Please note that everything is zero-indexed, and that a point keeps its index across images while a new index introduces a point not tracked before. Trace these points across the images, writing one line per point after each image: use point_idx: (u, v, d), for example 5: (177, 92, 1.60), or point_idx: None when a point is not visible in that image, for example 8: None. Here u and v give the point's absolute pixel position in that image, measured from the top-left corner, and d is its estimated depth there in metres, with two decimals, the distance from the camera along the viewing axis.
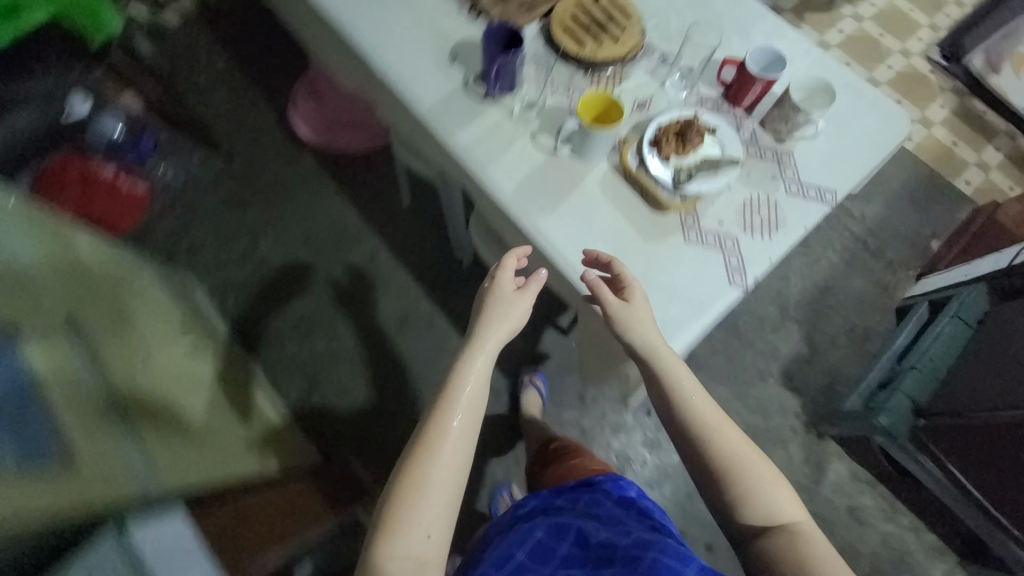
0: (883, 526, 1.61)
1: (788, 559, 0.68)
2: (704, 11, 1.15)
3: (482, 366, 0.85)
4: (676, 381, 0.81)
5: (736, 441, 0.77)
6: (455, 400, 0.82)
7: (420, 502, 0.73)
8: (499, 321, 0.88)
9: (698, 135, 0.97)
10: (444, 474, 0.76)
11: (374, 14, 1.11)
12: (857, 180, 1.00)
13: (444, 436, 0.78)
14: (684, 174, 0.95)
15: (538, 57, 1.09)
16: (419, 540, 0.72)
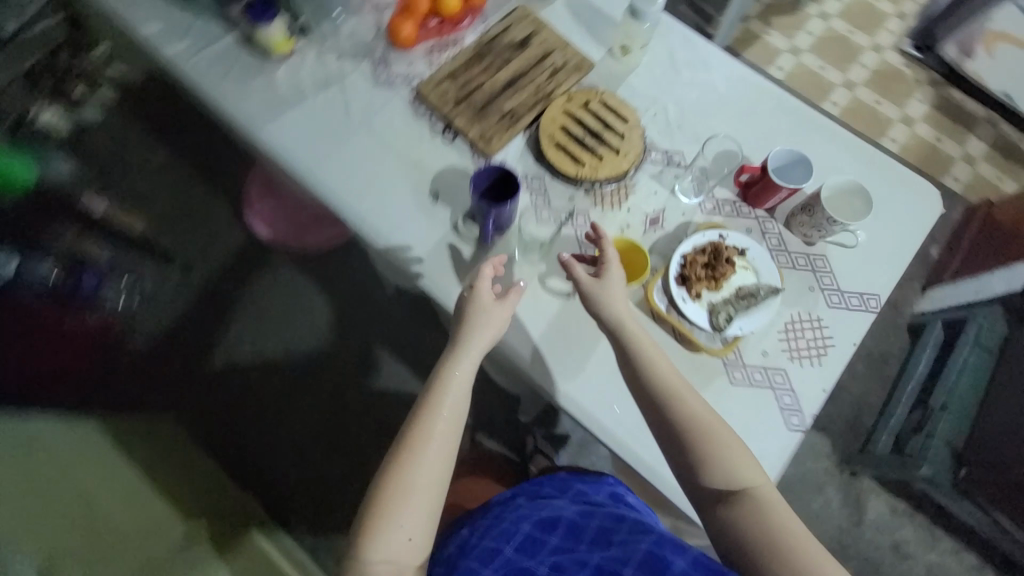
0: (928, 557, 1.57)
1: (752, 528, 0.68)
2: (701, 91, 1.03)
3: (468, 369, 0.80)
4: (650, 358, 0.78)
5: (706, 412, 0.75)
6: (440, 405, 0.76)
7: (401, 506, 0.70)
8: (486, 330, 0.81)
9: (729, 266, 0.87)
10: (426, 481, 0.72)
11: (339, 151, 0.97)
12: (898, 274, 0.92)
13: (428, 440, 0.74)
14: (723, 316, 0.85)
15: (532, 180, 0.96)
16: (397, 543, 0.68)
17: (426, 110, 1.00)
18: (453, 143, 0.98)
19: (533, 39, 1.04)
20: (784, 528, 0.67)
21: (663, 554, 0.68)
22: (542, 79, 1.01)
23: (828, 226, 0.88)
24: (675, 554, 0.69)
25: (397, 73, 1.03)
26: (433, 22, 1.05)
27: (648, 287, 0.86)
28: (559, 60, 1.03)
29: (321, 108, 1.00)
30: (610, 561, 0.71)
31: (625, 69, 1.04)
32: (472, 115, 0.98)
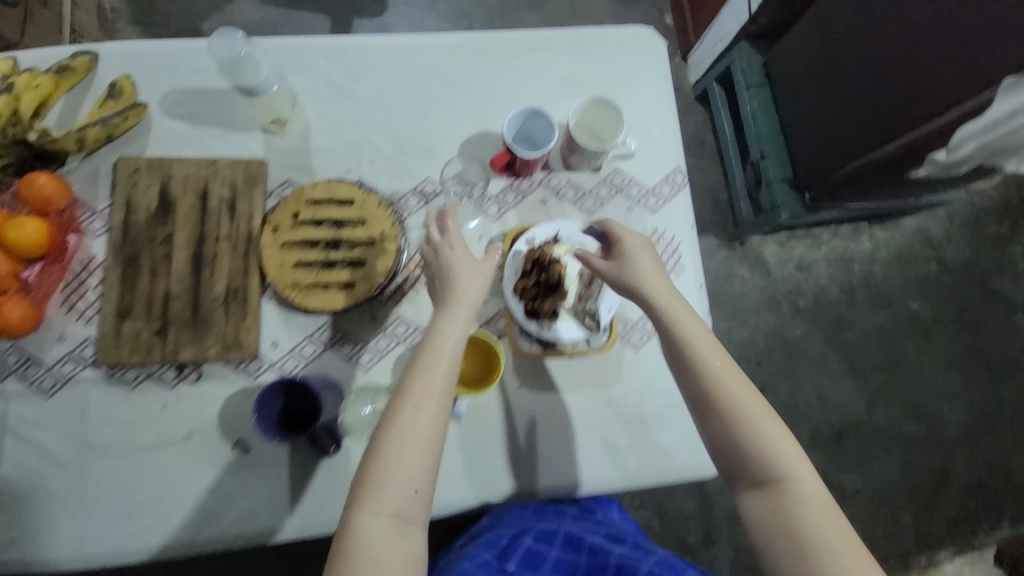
0: (820, 252, 1.85)
1: (776, 519, 0.59)
2: (388, 100, 0.85)
3: (463, 316, 0.65)
4: (688, 337, 0.65)
5: (709, 351, 0.65)
6: (438, 351, 0.62)
7: (395, 461, 0.57)
8: (463, 281, 0.67)
9: (558, 265, 0.76)
10: (422, 430, 0.58)
11: (92, 495, 0.72)
12: (678, 135, 0.89)
13: (420, 393, 0.59)
14: (589, 315, 0.77)
15: (321, 334, 0.78)
16: (401, 497, 0.57)
17: (135, 370, 0.74)
18: (203, 375, 0.75)
19: (171, 189, 0.76)
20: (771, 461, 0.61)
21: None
22: (226, 226, 0.76)
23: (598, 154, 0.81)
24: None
25: (58, 359, 0.73)
26: (32, 269, 0.73)
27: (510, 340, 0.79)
28: (222, 189, 0.77)
29: (20, 474, 0.71)
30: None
31: (300, 137, 0.82)
32: (191, 332, 0.74)
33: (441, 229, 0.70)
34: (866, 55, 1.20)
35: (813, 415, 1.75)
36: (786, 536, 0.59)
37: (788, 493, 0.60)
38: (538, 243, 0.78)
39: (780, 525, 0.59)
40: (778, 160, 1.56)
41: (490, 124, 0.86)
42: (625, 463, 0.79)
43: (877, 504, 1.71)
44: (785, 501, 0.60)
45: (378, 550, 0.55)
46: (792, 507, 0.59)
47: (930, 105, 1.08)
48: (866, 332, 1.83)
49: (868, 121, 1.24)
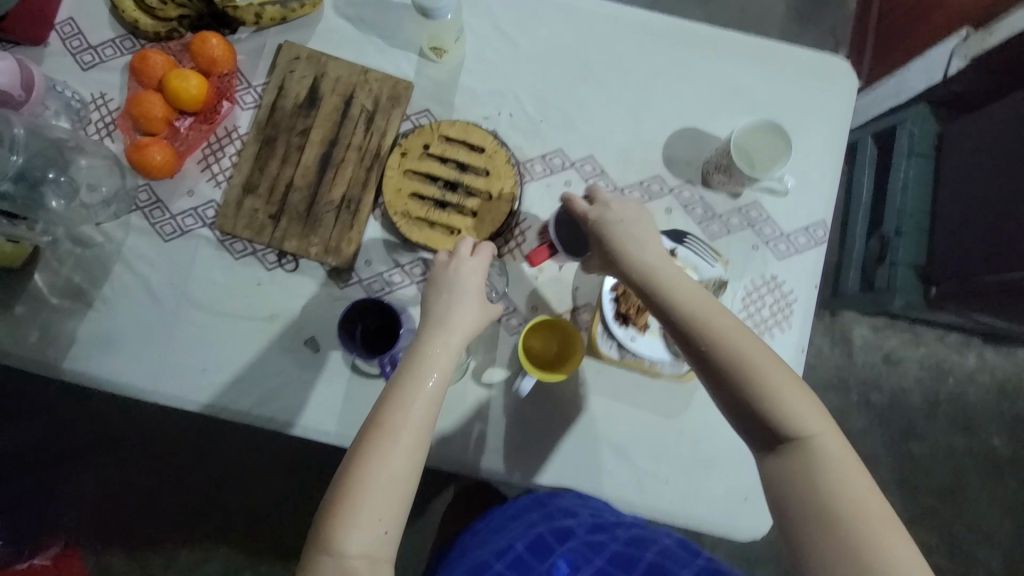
0: (914, 351, 1.68)
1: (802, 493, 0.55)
2: (545, 60, 0.82)
3: (450, 348, 0.63)
4: (681, 292, 0.62)
5: (708, 313, 0.60)
6: (422, 382, 0.61)
7: (365, 502, 0.56)
8: (466, 306, 0.65)
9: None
10: (396, 470, 0.58)
11: (177, 341, 0.77)
12: (835, 186, 0.81)
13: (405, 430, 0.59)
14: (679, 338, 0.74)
15: (412, 268, 0.79)
16: (373, 539, 0.56)
17: (244, 243, 0.78)
18: (300, 268, 0.78)
19: (320, 86, 0.78)
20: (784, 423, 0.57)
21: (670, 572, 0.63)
22: (360, 136, 0.78)
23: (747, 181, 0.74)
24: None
25: (182, 211, 0.79)
26: (183, 122, 0.78)
27: (591, 339, 0.76)
28: (367, 99, 0.78)
29: (123, 301, 0.78)
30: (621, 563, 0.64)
31: (452, 71, 0.81)
32: (300, 226, 0.76)
33: (474, 246, 0.69)
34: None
35: None
36: (816, 517, 0.54)
37: (805, 450, 0.56)
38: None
39: (800, 492, 0.55)
40: (912, 243, 1.40)
41: (640, 115, 0.82)
42: (661, 496, 0.76)
43: None
44: (804, 463, 0.56)
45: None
46: (810, 464, 0.55)
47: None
48: (932, 450, 1.67)
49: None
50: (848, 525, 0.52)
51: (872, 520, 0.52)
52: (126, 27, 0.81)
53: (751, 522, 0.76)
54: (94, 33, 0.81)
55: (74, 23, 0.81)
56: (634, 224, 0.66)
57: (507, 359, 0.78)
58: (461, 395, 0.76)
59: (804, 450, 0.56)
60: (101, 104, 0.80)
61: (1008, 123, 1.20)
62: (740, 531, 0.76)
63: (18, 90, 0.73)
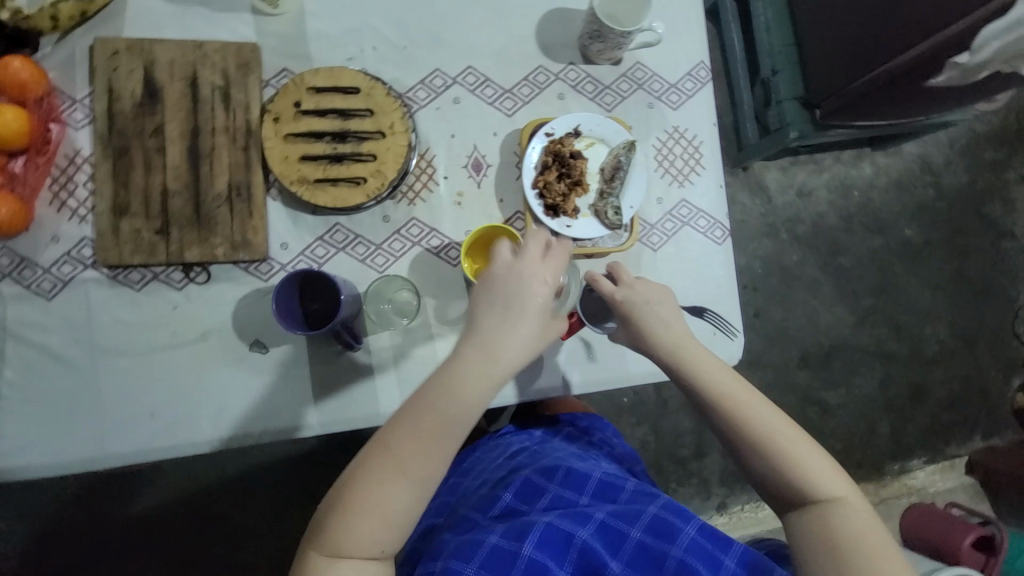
0: (820, 178, 1.84)
1: (821, 540, 0.60)
2: None
3: (482, 373, 0.60)
4: (709, 374, 0.66)
5: (738, 387, 0.65)
6: (450, 411, 0.59)
7: (369, 517, 0.57)
8: (519, 321, 0.61)
9: (580, 159, 0.75)
10: (401, 491, 0.58)
11: (111, 396, 0.70)
12: (703, 26, 0.84)
13: (422, 449, 0.58)
14: (611, 210, 0.75)
15: (332, 236, 0.75)
16: (369, 555, 0.57)
17: (140, 270, 0.70)
18: (212, 276, 0.72)
19: (157, 75, 0.70)
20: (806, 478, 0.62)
21: (673, 525, 0.67)
22: (222, 116, 0.71)
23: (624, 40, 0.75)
24: (724, 553, 0.65)
25: (55, 260, 0.69)
26: (17, 161, 0.68)
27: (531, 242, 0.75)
28: (214, 75, 0.71)
29: (31, 378, 0.69)
30: (617, 516, 0.68)
31: (296, 20, 0.75)
32: (195, 231, 0.70)
33: (544, 248, 0.64)
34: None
35: (804, 337, 1.81)
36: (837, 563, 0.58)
37: (830, 511, 0.61)
38: (559, 135, 0.75)
39: (824, 545, 0.60)
40: (789, 77, 1.50)
41: (505, 10, 0.80)
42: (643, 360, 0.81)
43: (857, 418, 1.82)
44: (826, 520, 0.60)
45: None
46: (831, 520, 0.60)
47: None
48: (859, 258, 1.86)
49: (897, 23, 1.16)
50: (853, 566, 0.57)
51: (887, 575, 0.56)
52: None
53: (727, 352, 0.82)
54: None
55: None
56: (649, 299, 0.69)
57: (461, 289, 0.77)
58: (428, 340, 0.75)
59: (828, 513, 0.60)
60: None
61: None
62: None
63: None
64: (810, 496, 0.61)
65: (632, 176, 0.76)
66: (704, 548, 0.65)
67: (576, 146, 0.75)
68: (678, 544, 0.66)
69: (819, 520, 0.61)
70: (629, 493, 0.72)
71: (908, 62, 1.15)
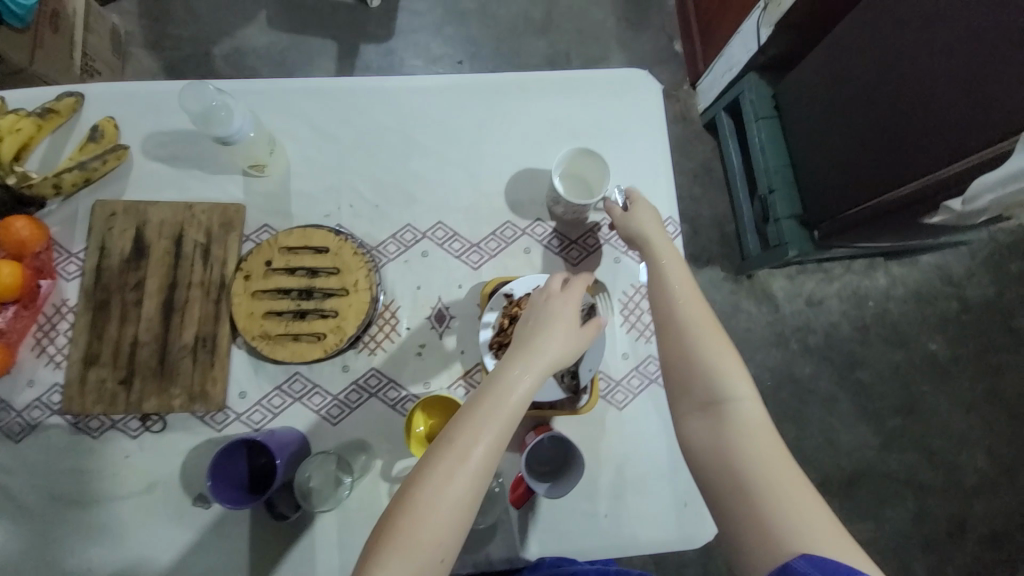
0: (830, 286, 1.78)
1: (713, 438, 0.55)
2: (370, 147, 0.84)
3: (541, 362, 0.57)
4: (659, 270, 0.66)
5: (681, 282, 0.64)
6: (507, 394, 0.54)
7: (428, 501, 0.50)
8: (567, 318, 0.62)
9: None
10: (464, 490, 0.51)
11: (49, 545, 0.69)
12: (673, 183, 0.86)
13: (487, 425, 0.53)
14: (567, 374, 0.74)
15: (290, 385, 0.76)
16: (427, 568, 0.48)
17: (100, 418, 0.72)
18: (168, 425, 0.73)
19: (145, 234, 0.76)
20: (716, 384, 0.57)
21: None
22: (199, 271, 0.75)
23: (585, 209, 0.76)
24: None
25: (25, 405, 0.72)
26: (2, 314, 0.71)
27: None
28: (198, 233, 0.77)
29: None
30: None
31: (280, 181, 0.81)
32: (156, 381, 0.72)
33: (564, 281, 0.66)
34: (888, 82, 1.10)
35: (819, 457, 1.67)
36: (722, 462, 0.53)
37: (729, 411, 0.56)
38: (518, 295, 0.75)
39: (718, 442, 0.54)
40: (786, 196, 1.49)
41: (477, 170, 0.84)
42: (617, 535, 0.74)
43: (888, 556, 1.62)
44: (731, 419, 0.55)
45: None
46: (733, 422, 0.55)
47: (965, 148, 0.96)
48: (879, 372, 1.74)
49: (886, 158, 1.13)
50: (742, 469, 0.52)
51: (780, 480, 0.51)
52: None
53: (700, 526, 0.75)
54: None
55: None
56: (648, 216, 0.72)
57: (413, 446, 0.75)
58: (374, 500, 0.73)
59: (729, 410, 0.55)
60: None
61: (823, 66, 1.28)
62: (685, 543, 0.75)
63: None
64: (712, 393, 0.57)
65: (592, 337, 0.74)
66: None
67: None
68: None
69: (717, 422, 0.56)
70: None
71: (899, 200, 1.11)
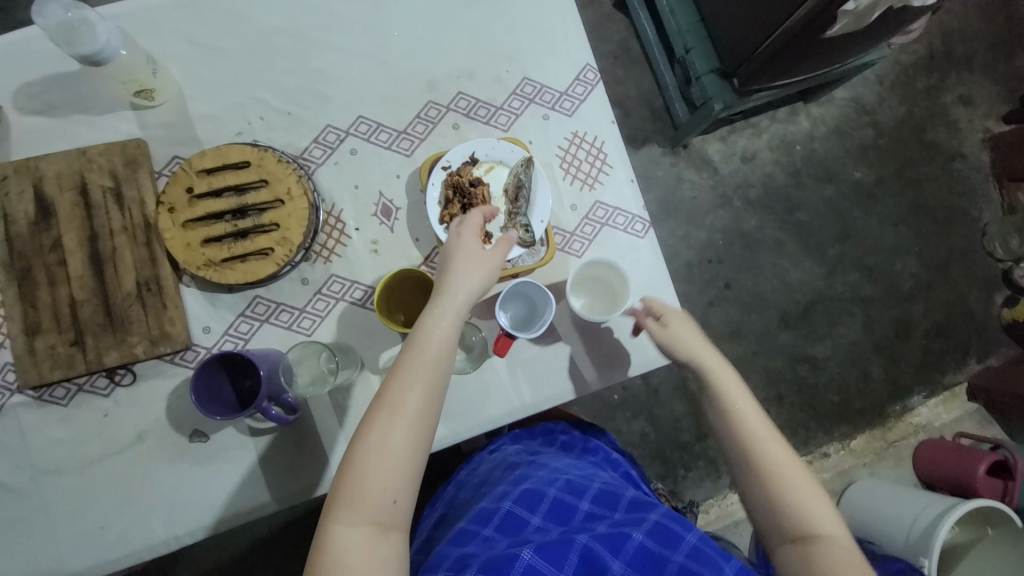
0: (760, 140, 1.85)
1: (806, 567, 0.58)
2: (265, 53, 0.78)
3: (456, 310, 0.65)
4: (729, 404, 0.67)
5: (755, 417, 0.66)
6: (427, 355, 0.62)
7: (373, 465, 0.57)
8: (467, 270, 0.67)
9: (480, 187, 0.76)
10: (407, 435, 0.59)
11: (56, 518, 0.68)
12: (582, 30, 0.85)
13: (415, 391, 0.61)
14: (522, 229, 0.75)
15: (253, 308, 0.74)
16: (382, 509, 0.57)
17: (64, 385, 0.70)
18: (139, 375, 0.71)
19: (45, 190, 0.70)
20: (803, 514, 0.60)
21: (674, 531, 0.65)
22: (118, 216, 0.71)
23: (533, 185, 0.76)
24: (721, 560, 0.64)
25: None
26: None
27: None
28: (104, 178, 0.71)
29: None
30: (619, 524, 0.66)
31: (178, 107, 0.75)
32: (111, 334, 0.69)
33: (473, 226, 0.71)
34: None
35: (778, 297, 1.81)
36: None
37: (822, 543, 0.59)
38: (456, 167, 0.76)
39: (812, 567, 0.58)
40: (702, 52, 1.51)
41: (385, 56, 0.81)
42: (615, 358, 0.80)
43: (849, 367, 1.81)
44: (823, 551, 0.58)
45: (355, 556, 0.54)
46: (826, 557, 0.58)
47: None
48: (816, 209, 1.87)
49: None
50: None
51: None
52: None
53: None
54: None
55: None
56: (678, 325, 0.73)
57: (393, 336, 0.76)
58: (369, 394, 0.74)
59: (821, 544, 0.59)
60: None
61: None
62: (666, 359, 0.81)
63: None
64: (801, 528, 0.60)
65: (535, 191, 0.76)
66: (705, 555, 0.63)
67: (474, 176, 0.76)
68: (679, 551, 0.64)
69: (807, 560, 0.59)
70: (628, 501, 0.71)
71: (804, 16, 1.15)
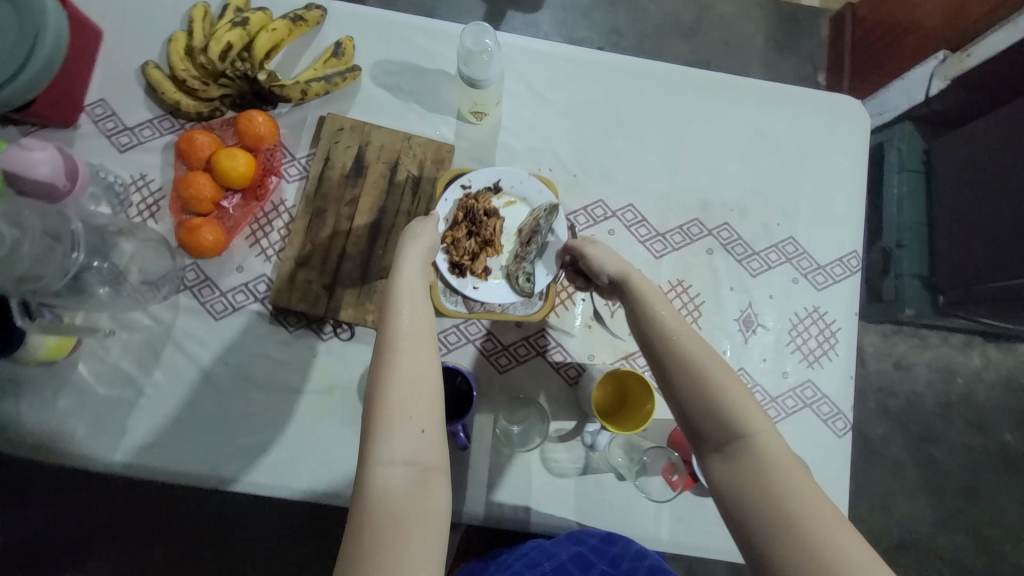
0: (922, 355, 1.74)
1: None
2: (579, 119, 0.85)
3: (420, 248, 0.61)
4: (687, 381, 0.51)
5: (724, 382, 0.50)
6: (399, 286, 0.56)
7: (393, 393, 0.49)
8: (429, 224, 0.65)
9: (493, 218, 0.77)
10: (428, 367, 0.52)
11: (231, 421, 0.75)
12: (860, 214, 0.86)
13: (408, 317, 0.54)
14: (522, 277, 0.76)
15: (468, 327, 0.79)
16: (415, 442, 0.48)
17: (299, 315, 0.78)
18: (355, 335, 0.78)
19: (366, 154, 0.80)
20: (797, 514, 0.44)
21: None
22: (407, 202, 0.79)
23: (547, 237, 0.76)
24: None
25: (232, 287, 0.78)
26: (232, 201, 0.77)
27: (433, 297, 0.74)
28: (412, 164, 0.80)
29: (171, 385, 0.75)
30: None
31: (490, 132, 0.84)
32: (355, 293, 0.76)
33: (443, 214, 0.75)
34: None
35: (874, 521, 1.65)
36: None
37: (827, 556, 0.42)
38: (474, 190, 0.77)
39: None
40: (915, 255, 1.26)
41: (675, 163, 0.85)
42: None
43: None
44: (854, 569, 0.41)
45: (401, 498, 0.46)
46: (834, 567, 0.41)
47: None
48: (951, 451, 1.70)
49: None
50: None
51: None
52: (165, 106, 0.81)
53: None
54: (124, 110, 0.80)
55: (105, 104, 0.80)
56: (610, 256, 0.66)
57: (571, 410, 0.79)
58: (525, 452, 0.76)
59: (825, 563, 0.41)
60: (139, 184, 0.79)
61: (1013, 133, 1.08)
62: None
63: (64, 181, 0.71)
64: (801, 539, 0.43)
65: (548, 241, 0.76)
66: None
67: (491, 207, 0.77)
68: None
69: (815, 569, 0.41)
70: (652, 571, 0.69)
71: None
